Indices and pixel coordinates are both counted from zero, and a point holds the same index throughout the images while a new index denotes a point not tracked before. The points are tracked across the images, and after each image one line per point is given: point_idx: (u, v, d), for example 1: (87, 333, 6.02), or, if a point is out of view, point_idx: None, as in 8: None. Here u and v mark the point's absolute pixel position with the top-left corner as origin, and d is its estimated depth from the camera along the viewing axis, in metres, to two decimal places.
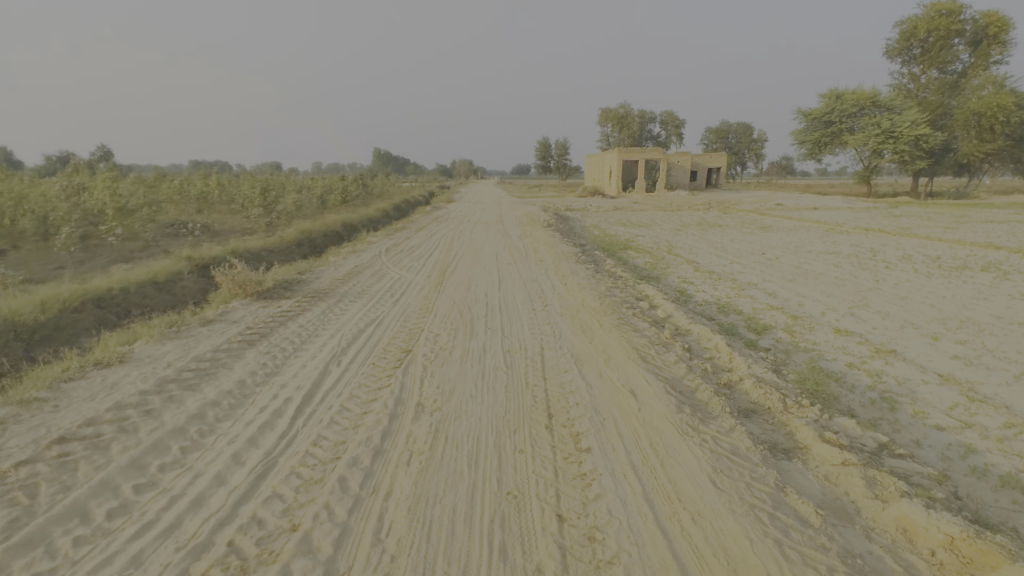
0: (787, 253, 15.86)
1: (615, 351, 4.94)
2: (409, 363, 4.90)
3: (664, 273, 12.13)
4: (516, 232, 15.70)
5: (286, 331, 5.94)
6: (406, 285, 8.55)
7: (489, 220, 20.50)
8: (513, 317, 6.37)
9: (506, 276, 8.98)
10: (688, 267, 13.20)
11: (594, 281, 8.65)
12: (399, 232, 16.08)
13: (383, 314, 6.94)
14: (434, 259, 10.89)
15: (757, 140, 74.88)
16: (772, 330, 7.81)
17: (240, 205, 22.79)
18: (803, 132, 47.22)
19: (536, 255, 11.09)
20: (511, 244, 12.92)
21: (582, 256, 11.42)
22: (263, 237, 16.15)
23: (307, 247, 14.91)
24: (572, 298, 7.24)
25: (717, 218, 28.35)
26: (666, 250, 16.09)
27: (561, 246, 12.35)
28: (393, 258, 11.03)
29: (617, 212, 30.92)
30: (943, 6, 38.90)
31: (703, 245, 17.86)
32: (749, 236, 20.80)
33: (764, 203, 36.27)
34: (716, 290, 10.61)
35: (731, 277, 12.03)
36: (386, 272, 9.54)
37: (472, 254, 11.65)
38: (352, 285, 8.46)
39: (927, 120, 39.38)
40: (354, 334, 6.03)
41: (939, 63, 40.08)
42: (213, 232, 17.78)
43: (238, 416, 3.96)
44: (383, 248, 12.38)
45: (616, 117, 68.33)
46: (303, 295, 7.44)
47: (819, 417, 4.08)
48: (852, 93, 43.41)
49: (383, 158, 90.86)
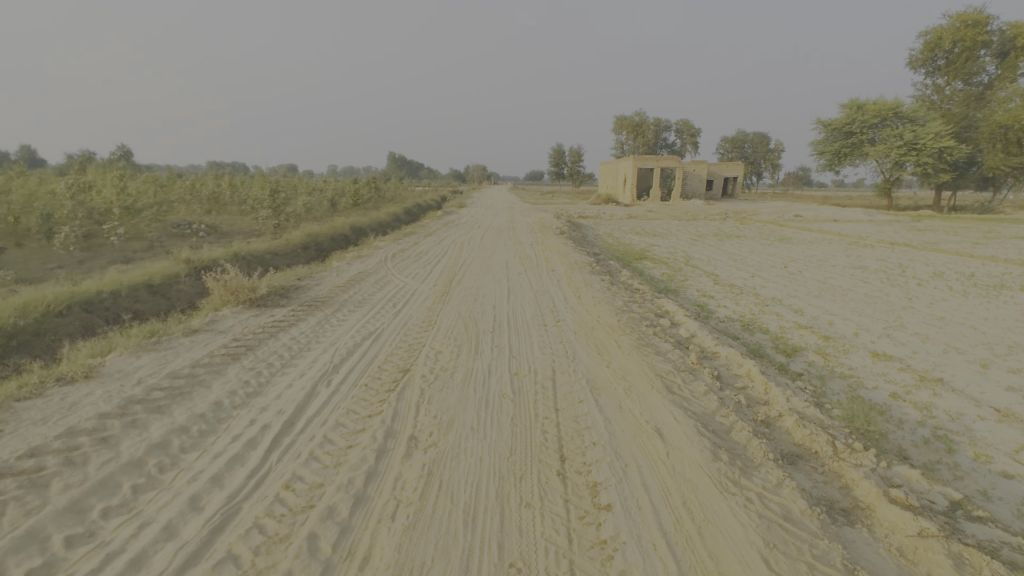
0: (811, 266, 15.18)
1: (635, 379, 4.39)
2: (405, 386, 4.40)
3: (682, 285, 11.55)
4: (528, 239, 15.21)
5: (275, 344, 5.47)
6: (410, 295, 8.07)
7: (500, 226, 20.10)
8: (522, 334, 5.84)
9: (516, 286, 8.47)
10: (707, 280, 12.60)
11: (609, 294, 8.11)
12: (408, 237, 15.70)
13: (382, 326, 6.44)
14: (441, 267, 10.43)
15: (773, 150, 73.90)
16: (803, 352, 7.20)
17: (250, 206, 22.62)
18: (822, 142, 46.32)
19: (548, 265, 10.57)
20: (522, 252, 12.45)
21: (596, 266, 10.89)
22: (270, 239, 15.85)
23: (313, 250, 14.57)
24: (587, 312, 6.71)
25: (734, 228, 27.66)
26: (684, 261, 15.50)
27: (574, 255, 11.81)
28: (399, 264, 10.59)
29: (631, 220, 30.35)
30: (969, 17, 38.02)
31: (721, 257, 17.22)
32: (769, 248, 20.10)
33: (781, 214, 35.47)
34: (738, 306, 10.02)
35: (753, 291, 11.41)
36: (390, 280, 9.07)
37: (481, 261, 11.18)
38: (353, 293, 8.00)
39: (951, 133, 38.34)
40: (348, 349, 5.54)
41: (964, 75, 39.11)
42: (220, 232, 17.56)
43: (206, 446, 3.48)
44: (390, 254, 11.96)
45: (631, 125, 67.86)
46: (298, 303, 6.98)
47: (876, 465, 3.50)
48: (873, 104, 42.51)
49: (397, 162, 91.17)
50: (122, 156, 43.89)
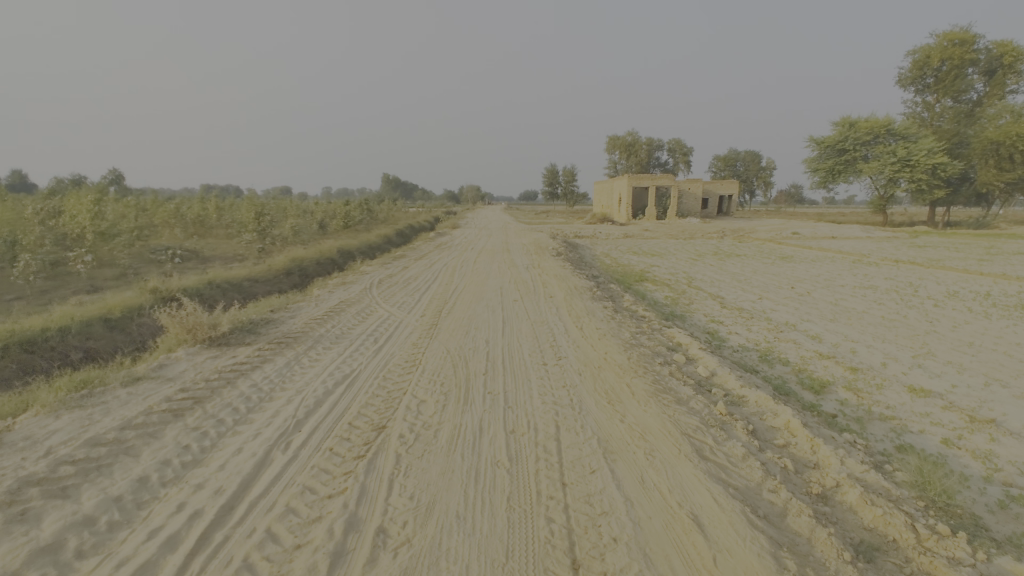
0: (819, 287, 14.54)
1: (657, 438, 3.62)
2: (378, 451, 3.63)
3: (688, 311, 10.85)
4: (523, 262, 14.53)
5: (231, 393, 4.69)
6: (394, 328, 7.31)
7: (494, 248, 19.46)
8: (519, 377, 5.09)
9: (511, 316, 7.74)
10: (715, 304, 11.92)
11: (614, 322, 7.39)
12: (397, 260, 15.02)
13: (360, 367, 5.67)
14: (431, 294, 9.71)
15: (765, 168, 74.26)
16: (832, 387, 6.48)
17: (235, 230, 21.95)
18: (815, 160, 46.30)
19: (546, 291, 9.85)
20: (517, 276, 11.76)
21: (597, 291, 10.18)
22: (252, 264, 15.16)
23: (296, 276, 13.87)
24: (592, 347, 5.96)
25: (732, 247, 27.14)
26: (687, 283, 14.84)
27: (574, 279, 11.12)
28: (385, 292, 9.86)
29: (627, 239, 29.85)
30: (956, 35, 38.34)
31: (725, 277, 16.58)
32: (772, 267, 19.49)
33: (779, 232, 35.07)
34: (751, 333, 9.32)
35: (764, 316, 10.73)
36: (373, 310, 8.32)
37: (474, 287, 10.46)
38: (331, 326, 7.23)
39: (944, 149, 38.29)
40: (317, 397, 4.76)
41: (954, 92, 39.24)
42: (201, 258, 16.86)
43: (111, 548, 2.69)
44: (376, 280, 11.22)
45: (624, 145, 68.10)
46: (267, 341, 6.21)
47: (975, 559, 2.72)
48: (865, 122, 42.58)
49: (391, 184, 91.11)
50: (113, 180, 43.43)
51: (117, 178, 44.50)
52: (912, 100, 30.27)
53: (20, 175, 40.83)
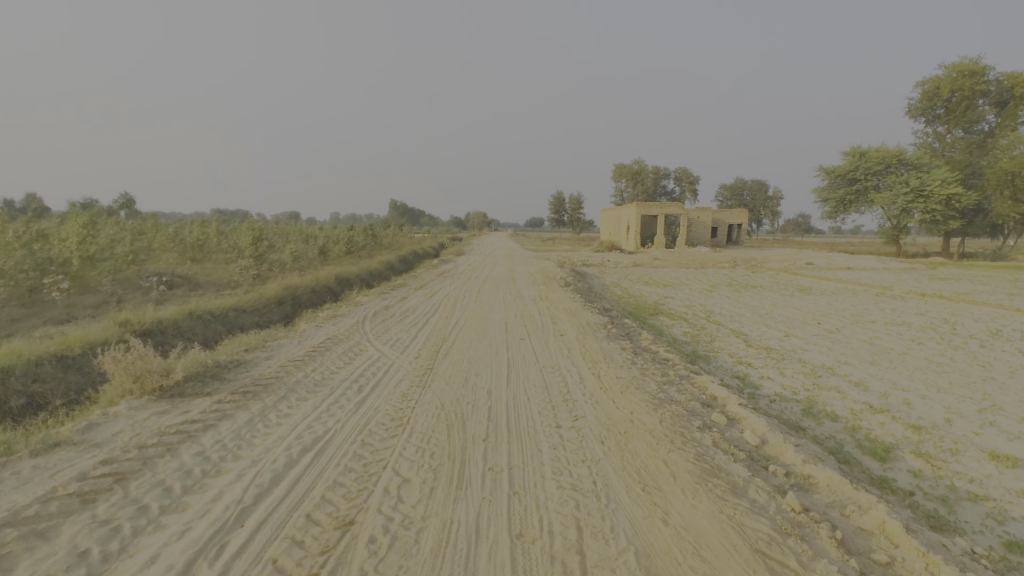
0: (848, 323, 13.53)
1: (718, 557, 2.64)
2: (337, 567, 2.67)
3: (712, 351, 9.87)
4: (530, 293, 13.64)
5: (167, 465, 3.75)
6: (384, 373, 6.38)
7: (500, 276, 18.69)
8: (527, 447, 4.11)
9: (517, 360, 6.80)
10: (739, 342, 10.94)
11: (636, 368, 6.43)
12: (396, 290, 14.22)
13: (337, 425, 4.72)
14: (428, 331, 8.80)
15: (772, 197, 73.91)
16: (898, 453, 5.45)
17: (233, 255, 21.32)
18: (825, 189, 45.69)
19: (556, 328, 8.91)
20: (523, 310, 10.86)
21: (611, 328, 9.25)
22: (243, 292, 14.40)
23: (289, 305, 13.09)
24: (613, 404, 5.00)
25: (746, 277, 26.21)
26: (705, 317, 13.88)
27: (586, 314, 10.20)
28: (378, 327, 8.98)
29: (636, 268, 29.04)
30: (965, 67, 37.99)
31: (744, 311, 15.61)
32: (792, 300, 18.50)
33: (792, 262, 34.14)
34: (787, 378, 8.31)
35: (795, 357, 9.74)
36: (362, 350, 7.40)
37: (477, 322, 9.57)
38: (310, 370, 6.30)
39: (957, 179, 37.50)
40: (276, 472, 3.81)
41: (964, 123, 38.64)
42: (192, 284, 16.17)
43: None
44: (370, 312, 10.35)
45: (630, 173, 67.98)
46: (232, 390, 5.29)
47: None
48: (876, 151, 42.03)
49: (399, 210, 91.20)
50: (123, 204, 43.39)
51: (127, 202, 44.52)
52: (923, 129, 31.60)
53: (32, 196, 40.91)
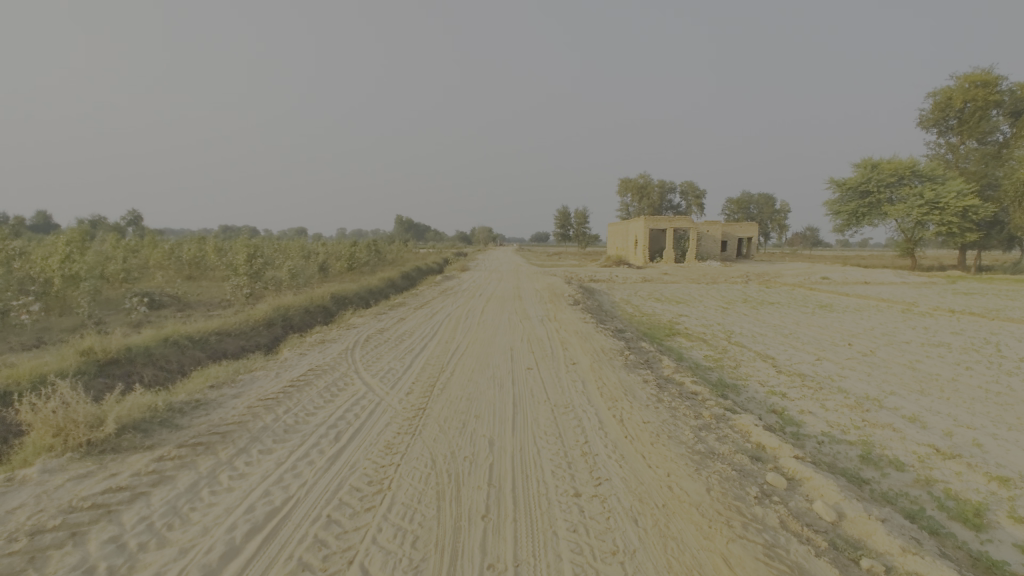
0: (882, 345, 12.49)
1: None
2: None
3: (739, 380, 8.89)
4: (537, 313, 12.70)
5: (64, 561, 2.83)
6: (368, 415, 5.45)
7: (504, 294, 17.82)
8: (539, 531, 3.17)
9: (525, 397, 5.85)
10: (768, 368, 9.93)
11: (664, 408, 5.46)
12: (393, 309, 13.38)
13: (301, 490, 3.80)
14: (425, 358, 7.87)
15: (780, 211, 73.02)
16: (993, 517, 4.45)
17: (228, 272, 20.62)
18: (836, 201, 44.71)
19: (567, 356, 7.95)
20: (530, 332, 9.94)
21: (628, 355, 8.29)
22: (233, 313, 13.63)
23: (278, 327, 12.34)
24: (643, 462, 4.05)
25: (761, 293, 25.15)
26: (726, 339, 12.88)
27: (599, 337, 9.24)
28: (368, 354, 8.07)
29: (646, 284, 28.09)
30: (978, 77, 37.07)
31: (767, 330, 14.59)
32: (815, 317, 17.44)
33: (807, 276, 33.04)
34: (830, 413, 7.30)
35: (834, 386, 8.73)
36: (347, 384, 6.49)
37: (480, 348, 8.64)
38: (282, 411, 5.39)
39: (974, 191, 36.40)
40: (207, 568, 2.88)
41: (978, 134, 37.59)
42: (181, 303, 15.43)
43: None
44: (362, 337, 9.45)
45: (636, 187, 67.30)
46: (180, 442, 4.38)
47: None
48: (888, 163, 41.04)
49: (404, 225, 90.80)
50: (130, 222, 43.20)
51: (133, 219, 44.32)
52: (935, 140, 30.74)
53: (43, 214, 41.02)
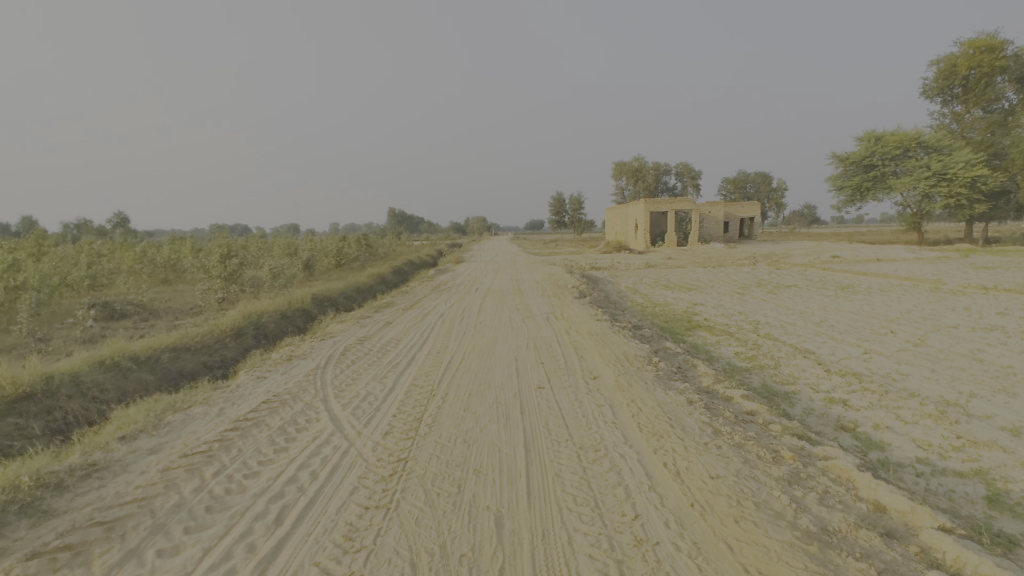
0: (929, 332, 11.09)
1: None
2: None
3: (787, 385, 7.49)
4: (541, 310, 11.23)
5: None
6: (330, 472, 4.00)
7: (503, 287, 16.42)
8: None
9: (539, 436, 4.42)
10: (815, 367, 8.53)
11: (729, 448, 4.04)
12: (379, 311, 11.95)
13: None
14: (410, 379, 6.41)
15: (777, 189, 71.63)
16: None
17: (202, 274, 19.14)
18: (839, 176, 43.21)
19: (584, 368, 6.51)
20: (536, 336, 8.49)
21: (659, 363, 6.84)
22: (200, 322, 12.21)
23: (249, 338, 10.91)
24: (734, 563, 2.63)
25: (773, 275, 23.77)
26: (755, 331, 11.47)
27: (619, 341, 7.80)
28: (341, 375, 6.61)
29: (650, 270, 26.68)
30: (982, 42, 35.35)
31: (795, 317, 13.20)
32: (841, 300, 16.03)
33: (816, 256, 31.67)
34: (913, 429, 5.90)
35: (900, 388, 7.34)
36: (308, 423, 5.03)
37: (478, 360, 7.20)
38: (212, 472, 3.93)
39: (982, 160, 34.97)
40: None
41: (985, 102, 36.03)
42: (147, 313, 13.98)
43: None
44: (338, 350, 7.99)
45: (630, 171, 65.55)
46: (34, 548, 2.91)
47: None
48: (892, 135, 39.49)
49: (397, 218, 88.89)
50: (116, 223, 41.61)
51: (120, 221, 42.62)
52: (939, 110, 29.19)
53: (25, 217, 39.52)
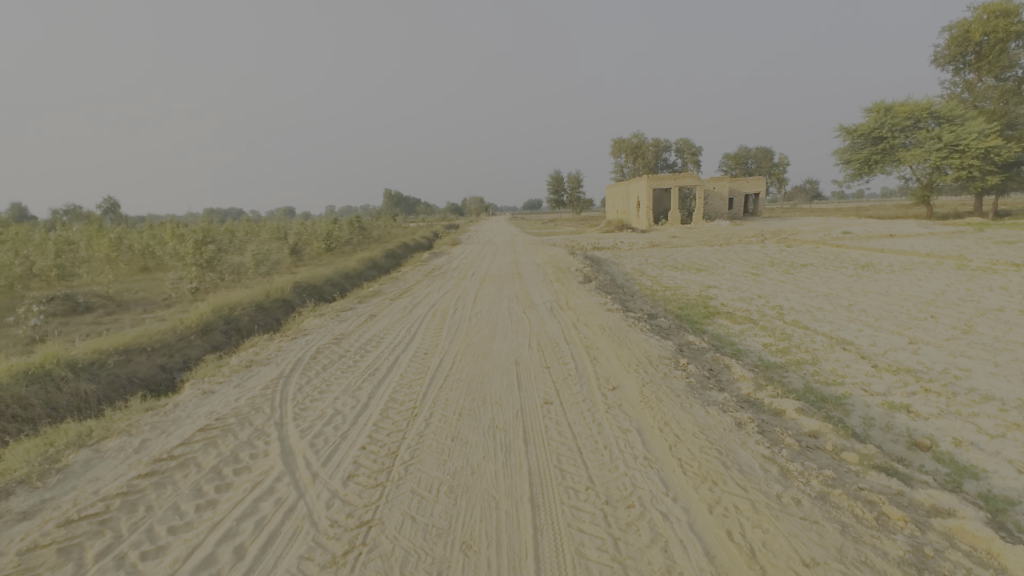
0: (975, 317, 9.96)
1: None
2: None
3: (834, 387, 6.37)
4: (544, 298, 10.06)
5: None
6: (262, 546, 2.89)
7: (501, 271, 15.28)
8: None
9: (551, 485, 3.32)
10: (860, 363, 7.41)
11: (813, 505, 2.93)
12: (364, 301, 10.82)
13: None
14: (389, 393, 5.28)
15: (779, 165, 69.99)
16: None
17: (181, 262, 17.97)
18: (846, 149, 41.68)
19: (599, 375, 5.39)
20: (540, 332, 7.36)
21: (688, 366, 5.71)
22: (167, 317, 11.08)
23: (218, 334, 9.80)
24: None
25: (784, 253, 22.58)
26: (780, 318, 10.37)
27: (636, 338, 6.67)
28: (304, 388, 5.47)
29: (654, 250, 25.50)
30: (997, 6, 33.46)
31: (820, 301, 12.08)
32: (865, 280, 14.89)
33: (826, 232, 30.43)
34: (1004, 446, 4.77)
35: (967, 389, 6.23)
36: (250, 461, 3.90)
37: (473, 365, 6.08)
38: (97, 551, 2.82)
39: (996, 130, 33.47)
40: None
41: (999, 69, 34.38)
42: (113, 306, 12.85)
43: None
44: (310, 352, 6.86)
45: (630, 147, 63.73)
46: None
47: None
48: (902, 106, 37.86)
49: (394, 199, 87.14)
50: (108, 209, 40.35)
51: (113, 206, 41.38)
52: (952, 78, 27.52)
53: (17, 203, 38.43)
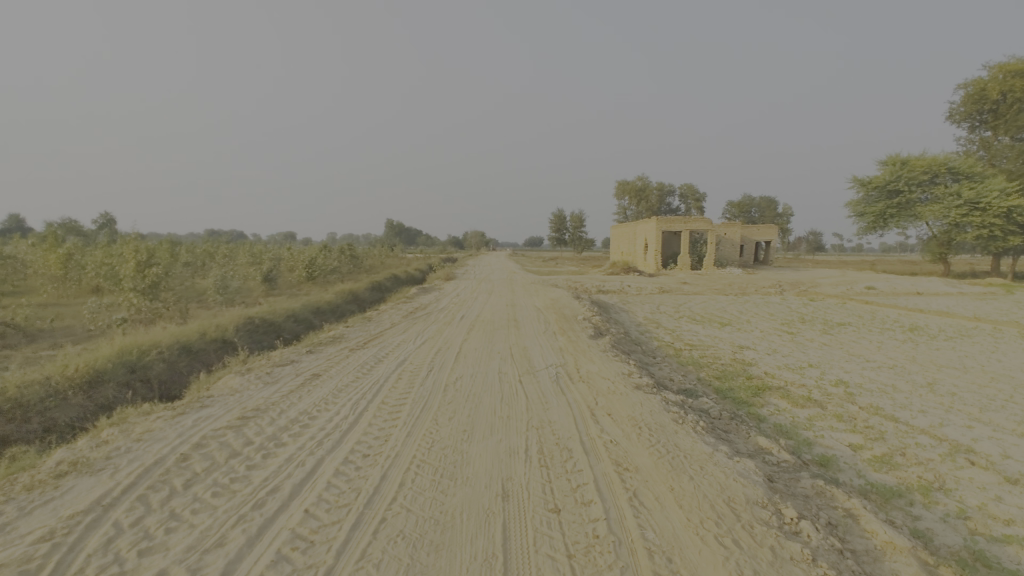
0: None
1: None
2: None
3: (1015, 551, 3.96)
4: (547, 361, 7.67)
5: None
6: None
7: (494, 316, 12.95)
8: None
9: None
10: (1017, 497, 4.96)
11: None
12: (313, 352, 8.40)
13: None
14: (261, 568, 2.82)
15: (783, 216, 68.86)
16: None
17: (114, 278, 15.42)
18: (860, 202, 39.89)
19: (654, 546, 2.97)
20: (544, 426, 4.90)
21: (801, 525, 3.28)
22: (63, 357, 8.65)
23: (111, 385, 7.37)
24: None
25: (812, 308, 20.30)
26: (854, 402, 7.93)
27: (697, 452, 4.24)
28: (114, 545, 3.00)
29: (665, 296, 23.29)
30: (1015, 65, 32.10)
31: (891, 377, 9.65)
32: (928, 349, 12.49)
33: (848, 286, 28.28)
34: None
35: None
36: None
37: (430, 496, 3.63)
38: None
39: (1018, 190, 31.57)
40: None
41: (1017, 128, 32.66)
42: (15, 336, 10.43)
43: None
44: (183, 447, 4.40)
45: (633, 190, 62.54)
46: None
47: None
48: (919, 159, 36.17)
49: (395, 229, 85.84)
50: (103, 223, 38.86)
51: (105, 221, 39.61)
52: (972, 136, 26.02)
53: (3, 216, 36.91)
